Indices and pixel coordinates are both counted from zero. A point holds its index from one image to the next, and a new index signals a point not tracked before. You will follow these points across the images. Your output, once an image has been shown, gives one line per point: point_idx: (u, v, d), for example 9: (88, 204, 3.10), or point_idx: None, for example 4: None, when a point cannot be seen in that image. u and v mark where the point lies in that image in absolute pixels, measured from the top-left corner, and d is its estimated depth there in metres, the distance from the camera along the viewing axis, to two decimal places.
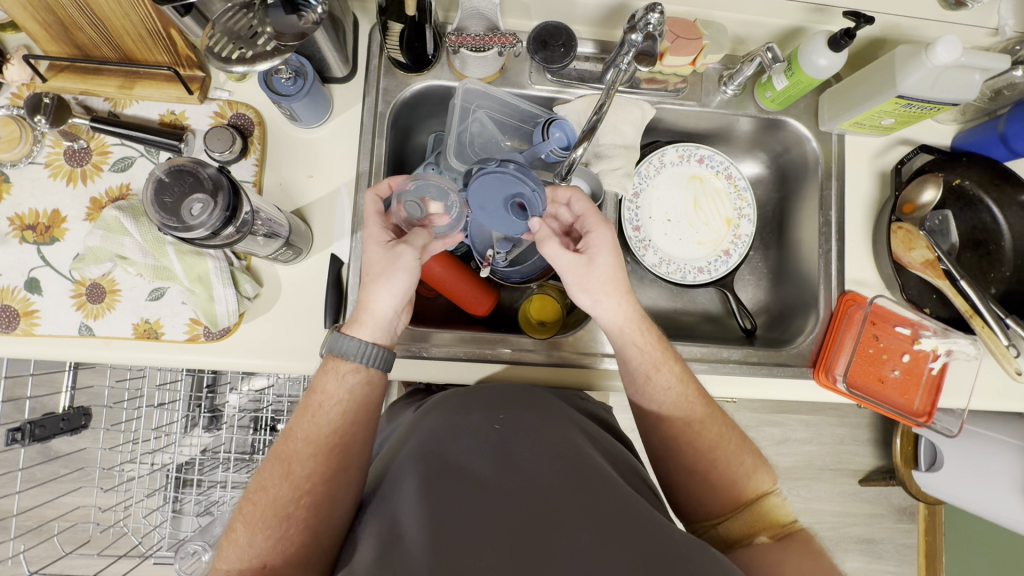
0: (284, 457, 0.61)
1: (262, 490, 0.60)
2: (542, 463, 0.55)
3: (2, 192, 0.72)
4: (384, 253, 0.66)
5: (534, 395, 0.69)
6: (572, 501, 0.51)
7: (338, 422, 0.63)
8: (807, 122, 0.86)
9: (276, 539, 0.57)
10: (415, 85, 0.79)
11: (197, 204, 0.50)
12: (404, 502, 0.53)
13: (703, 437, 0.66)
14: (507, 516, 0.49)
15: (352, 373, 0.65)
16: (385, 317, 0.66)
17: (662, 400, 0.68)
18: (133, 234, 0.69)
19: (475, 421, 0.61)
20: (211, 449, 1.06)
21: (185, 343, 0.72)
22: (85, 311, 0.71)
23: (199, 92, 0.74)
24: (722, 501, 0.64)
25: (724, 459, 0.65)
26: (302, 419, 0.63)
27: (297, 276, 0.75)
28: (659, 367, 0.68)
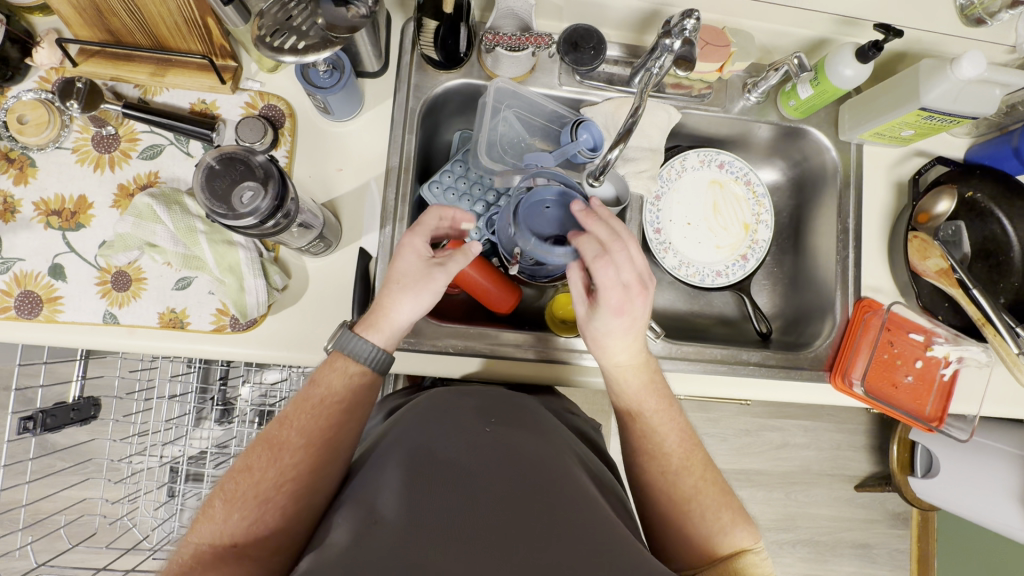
0: (273, 442, 0.60)
1: (245, 471, 0.59)
2: (529, 470, 0.55)
3: (28, 176, 0.71)
4: (418, 265, 0.65)
5: (525, 402, 0.70)
6: (553, 512, 0.51)
7: (337, 417, 0.62)
8: (827, 131, 0.88)
9: (252, 521, 0.56)
10: (444, 81, 0.80)
11: (248, 189, 0.51)
12: (384, 493, 0.53)
13: (681, 487, 0.65)
14: (487, 519, 0.49)
15: (358, 373, 0.65)
16: (401, 326, 0.66)
17: (657, 437, 0.68)
18: (165, 222, 0.69)
19: (469, 423, 0.60)
20: (222, 442, 1.06)
21: (210, 333, 0.72)
22: (110, 299, 0.71)
23: (231, 82, 0.74)
24: (696, 551, 0.62)
25: (701, 506, 0.64)
26: (296, 409, 0.62)
27: (324, 269, 0.75)
28: (649, 407, 0.69)
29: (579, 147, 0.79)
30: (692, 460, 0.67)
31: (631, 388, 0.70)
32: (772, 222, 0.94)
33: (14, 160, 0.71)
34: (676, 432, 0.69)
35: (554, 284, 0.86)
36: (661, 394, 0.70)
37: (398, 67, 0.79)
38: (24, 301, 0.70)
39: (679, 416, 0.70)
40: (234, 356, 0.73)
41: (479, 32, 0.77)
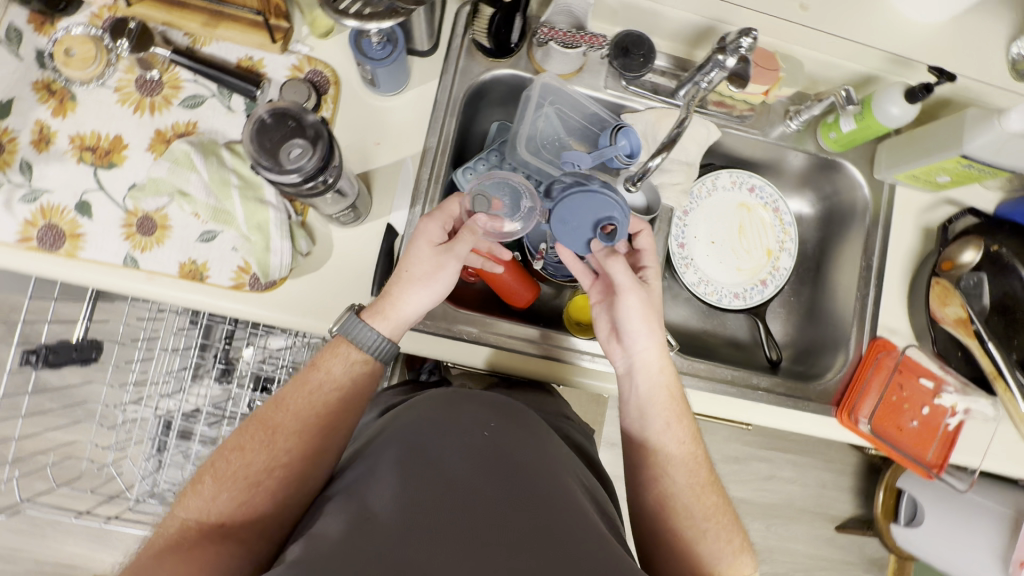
0: (266, 424, 0.61)
1: (236, 450, 0.60)
2: (524, 475, 0.54)
3: (66, 109, 0.71)
4: (431, 255, 0.66)
5: (519, 407, 0.68)
6: (548, 519, 0.50)
7: (332, 405, 0.63)
8: (862, 167, 0.88)
9: (240, 502, 0.57)
10: (492, 70, 0.80)
11: (297, 145, 0.52)
12: (377, 486, 0.52)
13: (702, 505, 0.66)
14: (482, 520, 0.49)
15: (360, 362, 0.66)
16: (408, 317, 0.67)
17: (677, 454, 0.68)
18: (200, 170, 0.69)
19: (467, 423, 0.60)
20: (219, 402, 1.05)
21: (229, 289, 0.71)
22: (133, 243, 0.70)
23: (282, 42, 0.73)
24: (697, 568, 0.63)
25: (700, 526, 0.65)
26: (291, 392, 0.63)
27: (348, 240, 0.75)
28: (675, 418, 0.69)
29: (618, 150, 0.78)
30: (706, 473, 0.69)
31: (636, 408, 0.70)
32: (795, 251, 0.94)
33: (56, 93, 0.71)
34: (693, 447, 0.69)
35: (572, 285, 0.86)
36: (673, 412, 0.69)
37: (448, 49, 0.79)
38: (46, 234, 0.69)
39: (690, 427, 0.70)
40: (249, 315, 0.72)
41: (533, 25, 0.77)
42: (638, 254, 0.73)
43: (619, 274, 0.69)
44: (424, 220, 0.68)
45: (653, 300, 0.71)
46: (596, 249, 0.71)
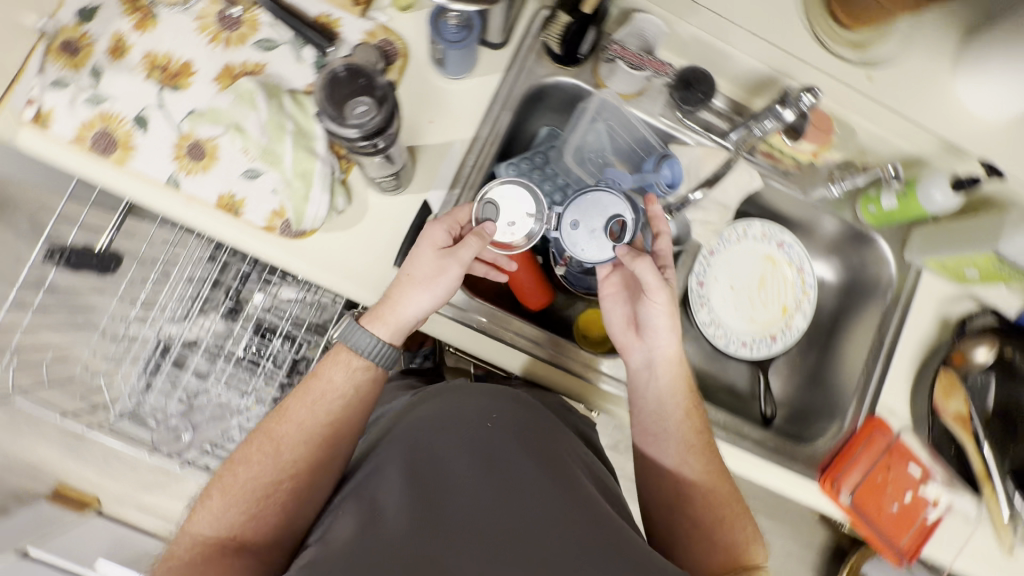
0: (272, 438, 0.63)
1: (243, 465, 0.62)
2: (528, 466, 0.56)
3: (146, 27, 0.74)
4: (432, 259, 0.67)
5: (528, 401, 0.69)
6: (557, 502, 0.52)
7: (337, 416, 0.65)
8: (893, 246, 0.89)
9: (249, 516, 0.59)
10: (553, 77, 0.81)
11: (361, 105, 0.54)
12: (381, 491, 0.54)
13: (717, 491, 0.71)
14: (489, 508, 0.50)
15: (362, 370, 0.67)
16: (406, 323, 0.68)
17: (693, 447, 0.72)
18: (260, 110, 0.71)
19: (469, 421, 0.61)
20: (220, 338, 1.07)
21: (260, 229, 0.73)
22: (181, 165, 0.72)
23: (363, 7, 0.78)
24: (718, 550, 0.68)
25: (718, 527, 0.69)
26: (296, 403, 0.65)
27: (384, 207, 0.76)
28: (690, 408, 0.74)
29: (656, 179, 0.82)
30: (717, 465, 0.72)
31: (654, 412, 0.74)
32: (810, 315, 0.94)
33: (142, 10, 0.74)
34: (703, 438, 0.73)
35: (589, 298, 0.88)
36: (688, 407, 0.74)
37: (517, 47, 0.80)
38: (101, 138, 0.71)
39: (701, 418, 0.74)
40: (276, 259, 0.74)
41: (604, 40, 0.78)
42: (658, 256, 0.76)
43: (647, 273, 0.71)
44: (430, 225, 0.69)
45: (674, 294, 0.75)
46: (623, 250, 0.74)
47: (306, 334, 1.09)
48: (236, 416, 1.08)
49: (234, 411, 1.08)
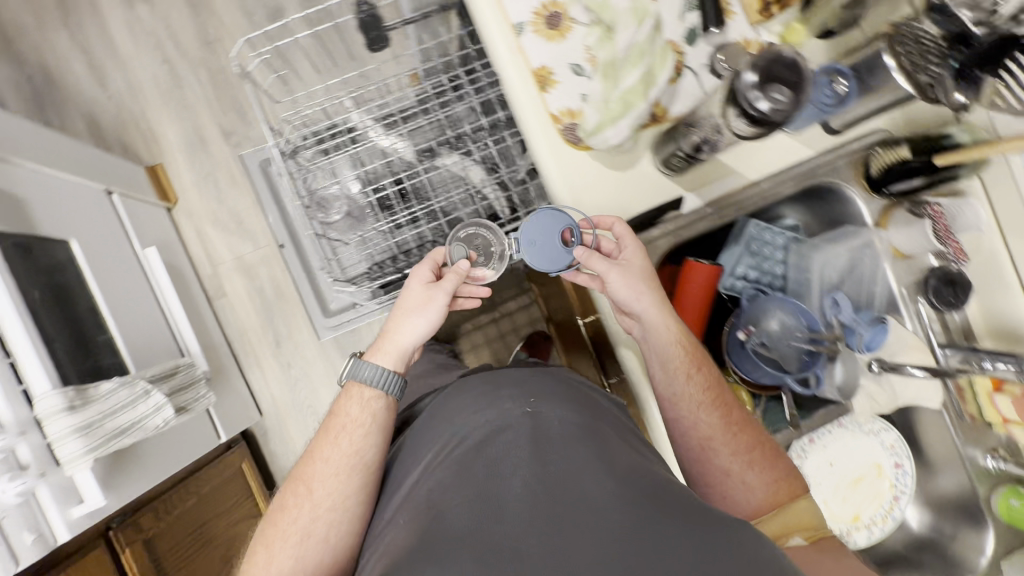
0: (308, 478, 0.82)
1: (288, 508, 0.81)
2: (564, 443, 0.68)
3: None
4: (420, 292, 0.87)
5: (551, 385, 0.83)
6: (589, 460, 0.64)
7: (357, 445, 0.84)
8: (998, 546, 0.86)
9: (294, 558, 0.78)
10: (851, 189, 0.82)
11: (783, 91, 0.60)
12: (440, 486, 0.67)
13: (740, 435, 0.75)
14: (535, 484, 0.63)
15: (374, 399, 0.86)
16: (404, 348, 0.87)
17: (703, 413, 0.75)
18: (636, 29, 0.71)
19: (516, 404, 0.75)
20: (401, 164, 1.14)
21: (548, 114, 0.77)
22: (533, 22, 0.76)
23: (761, 17, 0.78)
24: (751, 491, 0.73)
25: (758, 484, 0.73)
26: (325, 445, 0.84)
27: (648, 175, 0.79)
28: (693, 368, 0.76)
29: (859, 329, 0.81)
30: (732, 411, 0.76)
31: (661, 373, 0.76)
32: (874, 539, 0.89)
33: None
34: (712, 389, 0.76)
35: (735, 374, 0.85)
36: (689, 365, 0.76)
37: (849, 143, 0.80)
38: None
39: (708, 375, 0.77)
40: (539, 146, 0.79)
41: (927, 202, 0.79)
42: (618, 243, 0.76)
43: (598, 265, 0.73)
44: (416, 270, 0.89)
45: (635, 265, 0.74)
46: (578, 251, 0.73)
47: (463, 215, 1.12)
48: (368, 230, 1.13)
49: (365, 226, 1.14)
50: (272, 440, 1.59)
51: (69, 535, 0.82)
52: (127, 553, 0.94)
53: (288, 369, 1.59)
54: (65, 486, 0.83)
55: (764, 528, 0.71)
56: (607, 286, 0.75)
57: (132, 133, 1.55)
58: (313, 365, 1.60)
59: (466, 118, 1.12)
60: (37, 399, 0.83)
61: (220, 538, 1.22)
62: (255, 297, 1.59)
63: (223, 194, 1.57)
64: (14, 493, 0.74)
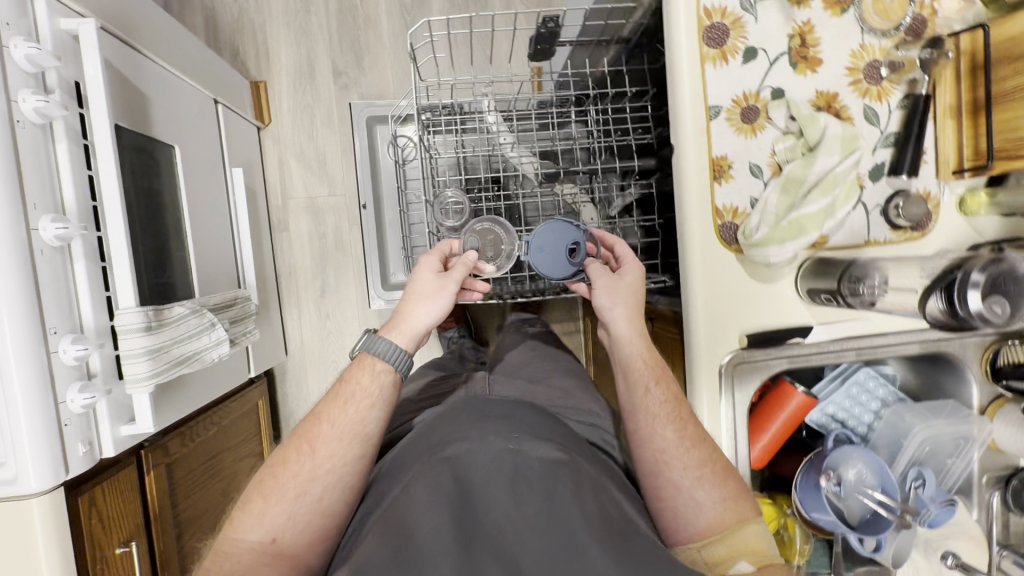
0: (308, 439, 0.69)
1: (281, 465, 0.68)
2: (546, 486, 0.63)
3: (833, 10, 0.74)
4: (432, 278, 0.77)
5: (529, 412, 0.75)
6: (571, 517, 0.60)
7: (363, 415, 0.70)
8: None
9: (283, 528, 0.65)
10: (970, 368, 0.81)
11: (999, 305, 0.65)
12: (411, 501, 0.62)
13: (695, 450, 0.71)
14: (518, 533, 0.60)
15: (387, 372, 0.72)
16: (418, 330, 0.75)
17: (662, 431, 0.72)
18: (834, 160, 0.70)
19: (498, 436, 0.67)
20: (520, 180, 1.14)
21: (712, 204, 0.75)
22: (729, 109, 0.74)
23: (951, 176, 0.76)
24: (700, 514, 0.69)
25: (709, 505, 0.69)
26: (331, 409, 0.70)
27: (784, 294, 0.76)
28: (654, 383, 0.75)
29: (930, 506, 0.78)
30: (688, 427, 0.72)
31: (625, 386, 0.77)
32: None
33: None
34: (674, 404, 0.73)
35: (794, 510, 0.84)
36: (648, 380, 0.75)
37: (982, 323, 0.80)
38: (716, 31, 0.73)
39: (671, 392, 0.75)
40: (690, 231, 0.75)
41: None
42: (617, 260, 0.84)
43: (596, 275, 0.80)
44: (423, 258, 0.79)
45: (625, 284, 0.80)
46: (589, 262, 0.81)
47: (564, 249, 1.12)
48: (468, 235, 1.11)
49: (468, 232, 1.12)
50: (288, 382, 1.58)
51: (113, 452, 0.81)
52: (151, 472, 0.94)
53: (326, 321, 1.58)
54: (120, 403, 0.82)
55: (709, 551, 0.67)
56: (593, 292, 0.80)
57: (245, 41, 1.51)
58: (349, 323, 1.59)
59: (597, 155, 1.11)
60: (117, 312, 0.81)
61: (224, 471, 1.22)
62: (315, 243, 1.57)
63: (316, 130, 1.54)
64: (81, 404, 0.74)
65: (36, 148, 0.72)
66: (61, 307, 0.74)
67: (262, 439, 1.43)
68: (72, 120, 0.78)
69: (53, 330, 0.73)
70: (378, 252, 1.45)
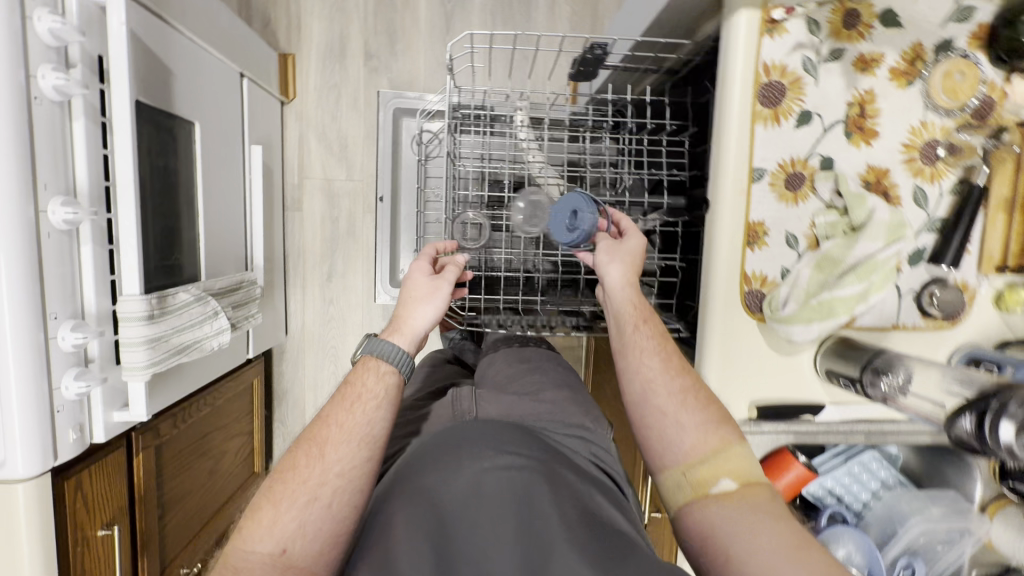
0: (315, 441, 0.60)
1: (289, 471, 0.58)
2: (530, 502, 0.58)
3: (898, 81, 0.70)
4: (426, 281, 0.74)
5: (496, 429, 0.64)
6: (560, 535, 0.55)
7: (371, 416, 0.62)
8: None
9: (287, 545, 0.55)
10: (977, 463, 0.79)
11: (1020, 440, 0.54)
12: (391, 538, 0.55)
13: (682, 380, 0.69)
14: (505, 548, 0.54)
15: (391, 373, 0.65)
16: (419, 331, 0.70)
17: (647, 360, 0.72)
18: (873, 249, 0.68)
19: (470, 454, 0.60)
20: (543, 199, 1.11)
21: (741, 269, 0.72)
22: (774, 174, 0.70)
23: (992, 271, 0.73)
24: (688, 442, 0.66)
25: (690, 427, 0.67)
26: (339, 410, 0.61)
27: (801, 367, 0.74)
28: (643, 321, 0.75)
29: None
30: (674, 359, 0.72)
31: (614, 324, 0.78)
32: None
33: (912, 66, 0.70)
34: (660, 339, 0.73)
35: None
36: (637, 318, 0.76)
37: None
38: (772, 89, 0.69)
39: (659, 331, 0.74)
40: (714, 295, 0.73)
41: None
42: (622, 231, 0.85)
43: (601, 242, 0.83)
44: (413, 264, 0.77)
45: (625, 250, 0.81)
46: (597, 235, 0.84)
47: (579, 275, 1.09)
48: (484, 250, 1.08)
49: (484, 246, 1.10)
50: (285, 362, 1.58)
51: (104, 438, 0.81)
52: (140, 454, 0.93)
53: (329, 305, 1.57)
54: (115, 389, 0.82)
55: (692, 475, 0.65)
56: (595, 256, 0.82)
57: (278, 11, 1.46)
58: (352, 311, 1.57)
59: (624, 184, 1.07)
60: (120, 298, 0.80)
61: (212, 451, 1.22)
62: (327, 226, 1.54)
63: (340, 112, 1.50)
64: (75, 393, 0.73)
65: (51, 126, 0.69)
66: (63, 292, 0.73)
67: (253, 417, 1.43)
68: (92, 98, 0.75)
69: (53, 315, 0.71)
70: (389, 246, 1.43)
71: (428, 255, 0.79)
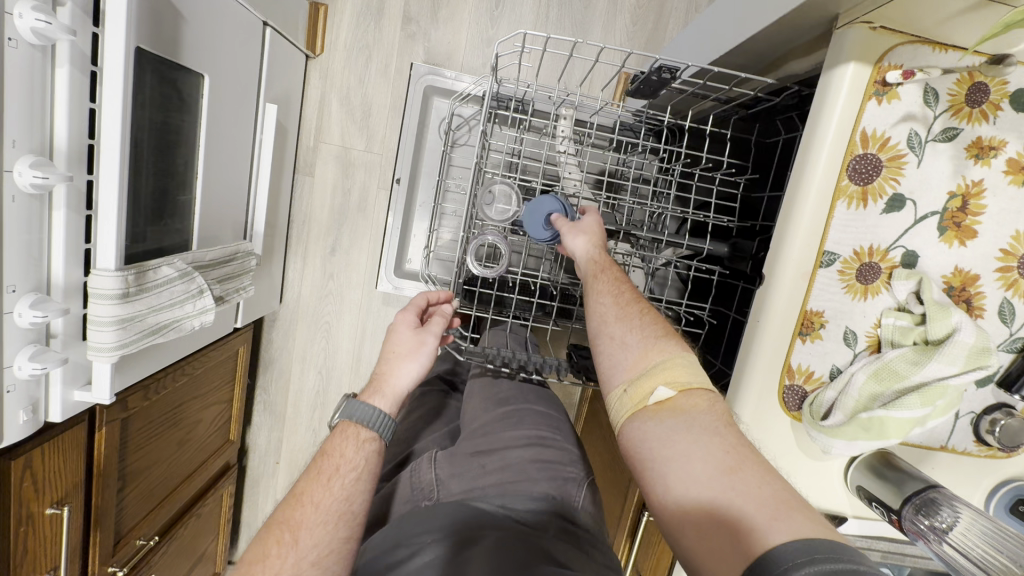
0: (287, 526, 0.53)
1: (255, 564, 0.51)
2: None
3: (1015, 176, 0.59)
4: (409, 336, 0.67)
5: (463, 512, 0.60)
6: None
7: (348, 491, 0.55)
8: None
9: None
10: None
11: None
12: None
13: (627, 307, 0.62)
14: None
15: (371, 442, 0.59)
16: (401, 391, 0.64)
17: (600, 298, 0.64)
18: (951, 377, 0.57)
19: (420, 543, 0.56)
20: None
21: (787, 360, 0.63)
22: (846, 261, 0.60)
23: None
24: (629, 357, 0.57)
25: (633, 341, 0.58)
26: (313, 487, 0.55)
27: (824, 475, 0.67)
28: (602, 271, 0.68)
29: None
30: (624, 291, 0.64)
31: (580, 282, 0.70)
32: None
33: None
34: (612, 281, 0.66)
35: None
36: (596, 270, 0.69)
37: None
38: (867, 163, 0.58)
39: (616, 277, 0.67)
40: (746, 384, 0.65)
41: None
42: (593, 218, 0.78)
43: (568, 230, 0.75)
44: (398, 313, 0.70)
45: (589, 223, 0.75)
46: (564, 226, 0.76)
47: None
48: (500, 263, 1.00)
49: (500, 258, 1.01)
50: (275, 330, 1.51)
51: (60, 417, 0.74)
52: (105, 429, 0.88)
53: (329, 280, 1.49)
54: (78, 365, 0.75)
55: (634, 391, 0.54)
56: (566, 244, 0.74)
57: None
58: (351, 289, 1.49)
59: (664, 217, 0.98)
60: (93, 272, 0.71)
61: (184, 420, 1.16)
62: (338, 196, 1.44)
63: (368, 76, 1.38)
64: (29, 373, 0.66)
65: (30, 73, 0.60)
66: (26, 261, 0.65)
67: (235, 386, 1.37)
68: (81, 43, 0.65)
69: (11, 287, 0.63)
70: (400, 230, 1.34)
71: (415, 307, 0.72)
